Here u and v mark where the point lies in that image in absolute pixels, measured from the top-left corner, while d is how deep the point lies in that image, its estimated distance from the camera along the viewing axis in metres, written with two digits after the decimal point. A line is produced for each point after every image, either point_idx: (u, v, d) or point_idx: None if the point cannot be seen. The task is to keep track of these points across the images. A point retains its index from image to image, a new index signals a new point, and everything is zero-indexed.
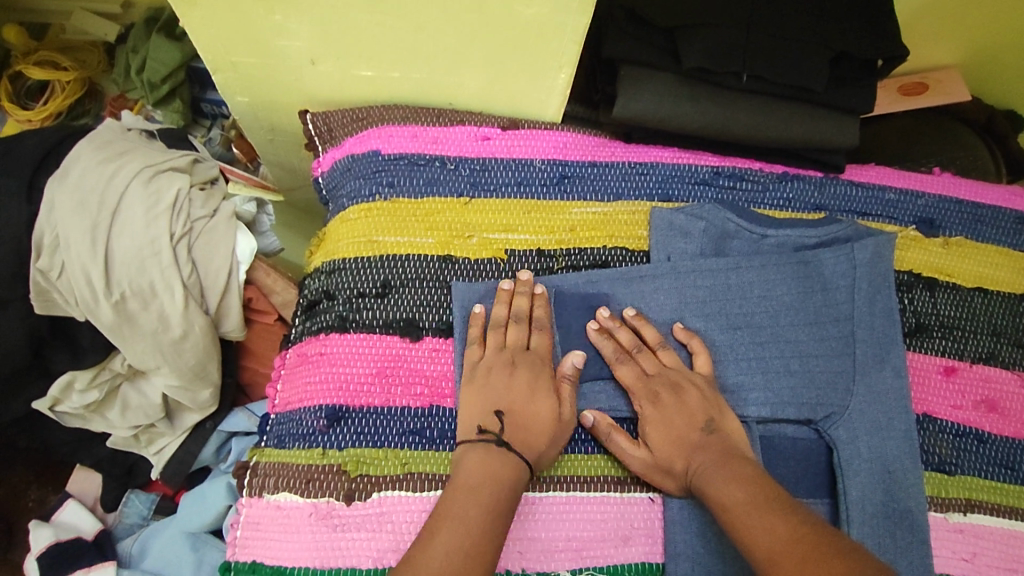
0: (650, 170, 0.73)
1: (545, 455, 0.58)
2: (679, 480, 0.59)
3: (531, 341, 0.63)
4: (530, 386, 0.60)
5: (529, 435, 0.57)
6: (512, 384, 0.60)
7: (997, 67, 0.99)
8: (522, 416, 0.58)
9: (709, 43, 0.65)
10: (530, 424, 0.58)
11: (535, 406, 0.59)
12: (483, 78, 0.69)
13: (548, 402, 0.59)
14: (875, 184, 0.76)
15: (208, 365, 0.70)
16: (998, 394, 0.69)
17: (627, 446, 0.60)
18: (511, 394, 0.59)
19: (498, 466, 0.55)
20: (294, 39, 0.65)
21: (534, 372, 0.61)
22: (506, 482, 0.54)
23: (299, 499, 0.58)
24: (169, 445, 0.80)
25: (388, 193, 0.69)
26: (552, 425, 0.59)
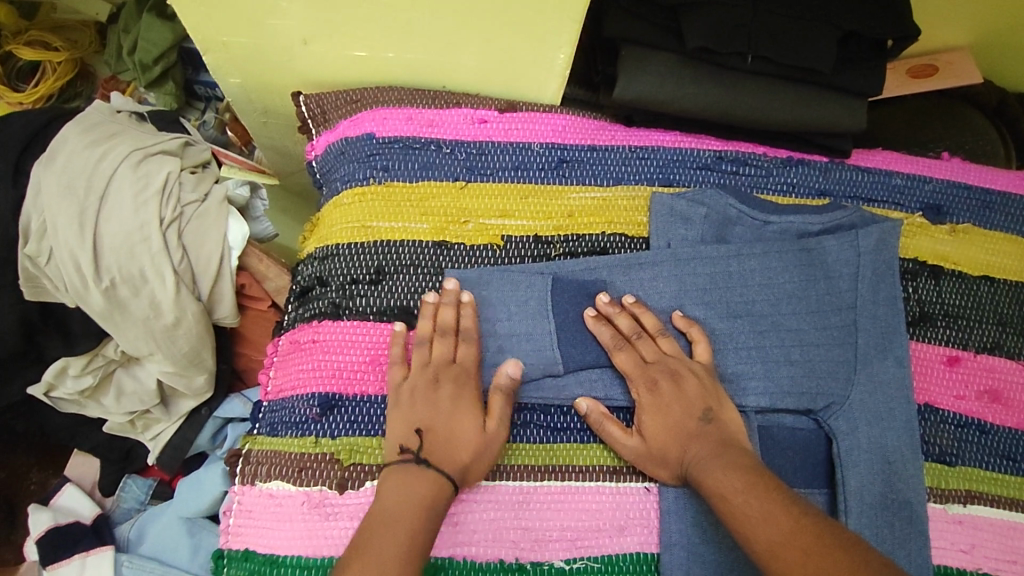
0: (650, 155, 0.71)
1: (474, 472, 0.56)
2: (675, 470, 0.58)
3: (456, 354, 0.60)
4: (453, 403, 0.58)
5: (450, 453, 0.55)
6: (436, 400, 0.58)
7: (1010, 49, 0.97)
8: (442, 433, 0.56)
9: (712, 23, 0.62)
10: (454, 440, 0.56)
11: (458, 423, 0.57)
12: (481, 58, 0.67)
13: (473, 417, 0.57)
14: (882, 170, 0.74)
15: (202, 351, 0.70)
16: (1001, 384, 0.68)
17: (624, 438, 0.59)
18: (434, 412, 0.57)
19: (415, 488, 0.53)
20: (286, 17, 0.63)
21: (457, 386, 0.59)
22: (424, 504, 0.52)
23: (292, 488, 0.58)
24: (165, 431, 0.80)
25: (383, 176, 0.67)
26: (477, 441, 0.57)
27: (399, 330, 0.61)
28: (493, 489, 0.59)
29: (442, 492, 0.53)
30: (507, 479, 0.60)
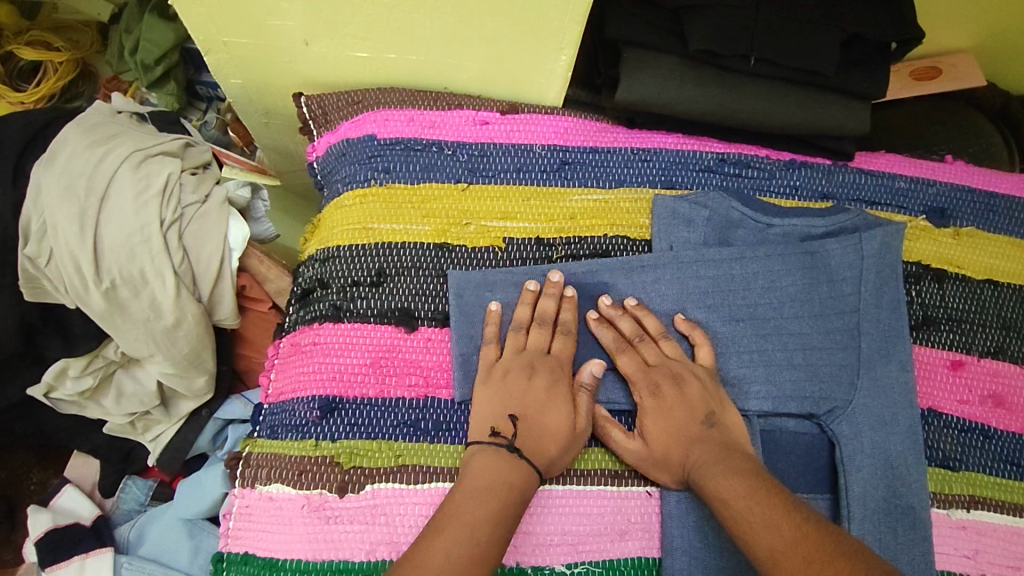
0: (653, 157, 0.71)
1: (558, 461, 0.57)
2: (677, 474, 0.58)
3: (552, 348, 0.61)
4: (547, 392, 0.58)
5: (542, 442, 0.56)
6: (530, 388, 0.58)
7: (1014, 52, 0.96)
8: (536, 420, 0.57)
9: (716, 25, 0.62)
10: (545, 429, 0.56)
11: (552, 413, 0.57)
12: (481, 60, 0.67)
13: (563, 408, 0.58)
14: (885, 172, 0.74)
15: (202, 352, 0.69)
16: (1006, 389, 0.67)
17: (627, 442, 0.59)
18: (528, 398, 0.58)
19: (507, 469, 0.53)
20: (287, 18, 0.63)
21: (555, 379, 0.59)
22: (514, 488, 0.53)
23: (292, 491, 0.58)
24: (165, 433, 0.80)
25: (384, 178, 0.67)
26: (566, 433, 0.57)
27: (496, 311, 0.62)
28: None
29: (529, 479, 0.54)
30: None
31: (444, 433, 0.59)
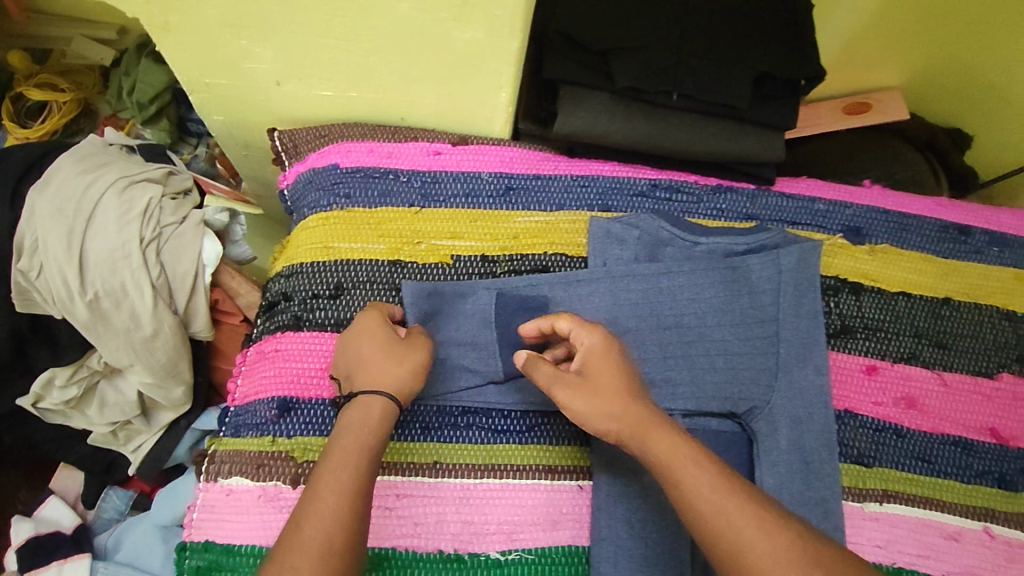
0: (590, 183, 0.78)
1: (394, 374, 0.58)
2: (613, 412, 0.56)
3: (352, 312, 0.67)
4: (357, 332, 0.63)
5: (369, 374, 0.58)
6: (346, 341, 0.63)
7: (936, 88, 1.05)
8: (356, 357, 0.61)
9: (638, 66, 0.70)
10: (360, 363, 0.60)
11: (363, 350, 0.60)
12: (433, 98, 0.74)
13: (376, 338, 0.61)
14: (805, 196, 0.80)
15: (179, 362, 0.77)
16: (917, 391, 0.73)
17: (568, 395, 0.57)
18: (348, 353, 0.62)
19: (349, 417, 0.56)
20: (260, 61, 0.72)
21: (359, 321, 0.64)
22: (357, 431, 0.55)
23: (250, 483, 0.63)
24: (146, 442, 0.87)
25: (345, 203, 0.74)
26: (385, 350, 0.60)
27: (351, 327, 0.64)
28: (438, 485, 0.64)
29: (372, 412, 0.56)
30: (450, 476, 0.65)
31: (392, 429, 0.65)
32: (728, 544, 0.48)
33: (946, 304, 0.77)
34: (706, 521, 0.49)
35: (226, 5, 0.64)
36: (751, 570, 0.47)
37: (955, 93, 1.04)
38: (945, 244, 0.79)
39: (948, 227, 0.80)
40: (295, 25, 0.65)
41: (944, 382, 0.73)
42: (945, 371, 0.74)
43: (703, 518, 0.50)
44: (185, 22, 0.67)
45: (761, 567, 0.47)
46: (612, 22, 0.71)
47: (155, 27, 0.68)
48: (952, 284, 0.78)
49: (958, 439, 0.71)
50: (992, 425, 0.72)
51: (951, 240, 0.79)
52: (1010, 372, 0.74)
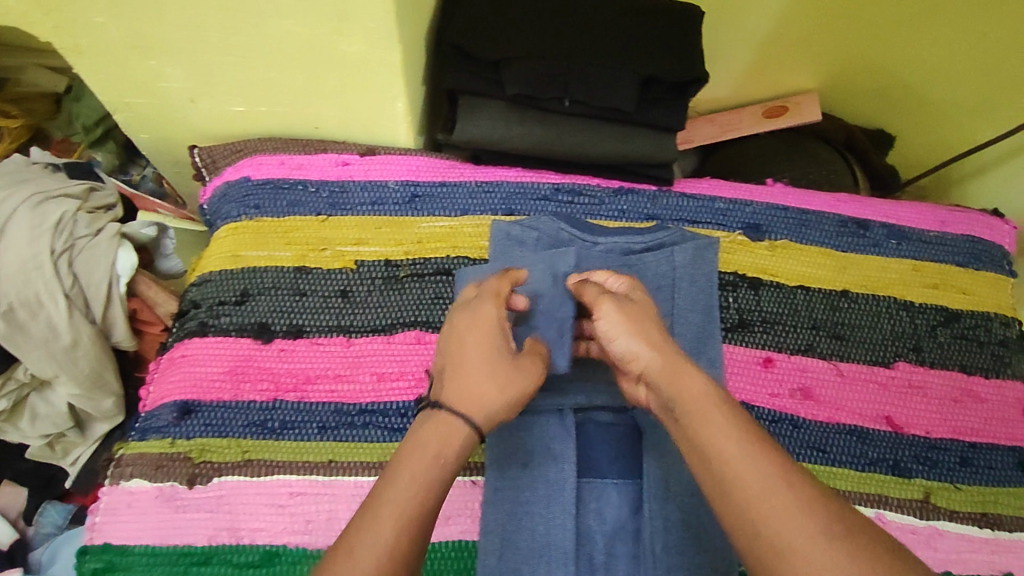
0: (495, 189, 0.80)
1: (490, 397, 0.54)
2: (641, 332, 0.58)
3: (477, 291, 0.61)
4: (470, 324, 0.57)
5: (466, 380, 0.54)
6: (456, 332, 0.58)
7: (854, 92, 1.06)
8: (459, 359, 0.56)
9: (527, 73, 0.72)
10: (468, 365, 0.55)
11: (471, 350, 0.56)
12: (335, 110, 0.77)
13: (489, 338, 0.57)
14: (706, 195, 0.82)
15: (104, 372, 0.80)
16: (814, 381, 0.74)
17: (611, 308, 0.60)
18: (457, 353, 0.56)
19: (436, 426, 0.52)
20: (173, 81, 0.76)
21: (476, 317, 0.57)
22: (443, 451, 0.51)
23: (148, 483, 0.65)
24: (84, 454, 0.92)
25: (254, 213, 0.77)
26: (494, 366, 0.55)
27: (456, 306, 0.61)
28: (332, 484, 0.66)
29: (460, 438, 0.52)
30: (344, 474, 0.67)
31: (289, 431, 0.68)
32: (734, 481, 0.45)
33: (844, 296, 0.78)
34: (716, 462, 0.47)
35: (131, 27, 0.68)
36: (755, 515, 0.43)
37: (874, 96, 1.06)
38: (845, 238, 0.80)
39: (847, 222, 0.81)
40: (194, 43, 0.69)
41: (840, 372, 0.75)
42: (842, 362, 0.75)
43: (716, 459, 0.47)
44: (93, 44, 0.71)
45: (764, 511, 0.43)
46: (504, 33, 0.73)
47: (66, 51, 0.72)
48: (851, 277, 0.79)
49: (854, 428, 0.72)
50: (888, 413, 0.73)
51: (850, 234, 0.81)
52: (906, 361, 0.76)
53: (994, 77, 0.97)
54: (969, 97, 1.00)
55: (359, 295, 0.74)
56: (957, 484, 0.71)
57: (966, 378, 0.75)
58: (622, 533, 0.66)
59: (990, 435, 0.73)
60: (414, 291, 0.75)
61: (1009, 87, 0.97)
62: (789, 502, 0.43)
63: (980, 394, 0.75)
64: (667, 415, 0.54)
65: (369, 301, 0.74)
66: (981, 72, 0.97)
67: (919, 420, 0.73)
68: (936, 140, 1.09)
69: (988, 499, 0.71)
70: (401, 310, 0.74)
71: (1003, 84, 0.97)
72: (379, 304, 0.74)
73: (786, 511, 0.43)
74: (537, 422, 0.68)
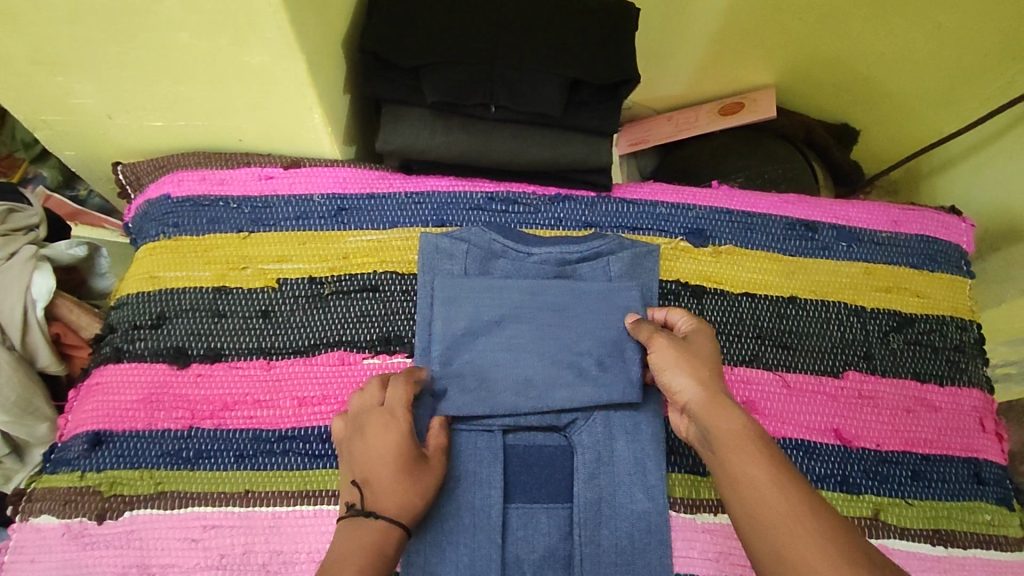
0: (425, 200, 0.77)
1: (411, 497, 0.56)
2: (693, 369, 0.59)
3: (385, 397, 0.60)
4: (381, 427, 0.58)
5: (389, 496, 0.55)
6: (367, 445, 0.57)
7: (813, 86, 1.02)
8: (371, 465, 0.56)
9: (447, 80, 0.69)
10: (390, 477, 0.56)
11: (387, 467, 0.56)
12: (255, 122, 0.74)
13: (399, 452, 0.57)
14: (647, 200, 0.78)
15: (33, 397, 0.76)
16: (758, 394, 0.70)
17: (663, 343, 0.62)
18: (367, 461, 0.57)
19: (363, 532, 0.53)
20: (85, 96, 0.71)
21: (387, 425, 0.58)
22: (380, 550, 0.53)
23: (55, 520, 0.63)
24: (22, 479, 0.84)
25: (173, 232, 0.74)
26: (406, 467, 0.57)
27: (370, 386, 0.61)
28: (248, 515, 0.63)
29: (390, 535, 0.54)
30: (262, 505, 0.64)
31: (204, 460, 0.65)
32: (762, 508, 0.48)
33: (792, 302, 0.74)
34: (749, 492, 0.50)
35: (29, 43, 0.63)
36: (773, 536, 0.47)
37: (835, 89, 1.02)
38: (793, 242, 0.77)
39: (794, 224, 0.77)
40: (98, 57, 0.65)
41: (786, 384, 0.71)
42: (788, 372, 0.71)
43: (745, 484, 0.50)
44: None
45: (787, 535, 0.46)
46: (426, 38, 0.70)
47: None
48: (799, 282, 0.75)
49: (800, 442, 0.69)
50: (836, 426, 0.70)
51: (798, 237, 0.77)
52: (857, 370, 0.72)
53: (953, 67, 0.93)
54: (929, 88, 0.97)
55: (280, 316, 0.71)
56: (909, 499, 0.67)
57: (919, 386, 0.72)
58: (552, 560, 0.63)
59: (943, 446, 0.70)
60: (338, 309, 0.71)
61: (969, 77, 0.94)
62: (814, 532, 0.46)
63: (934, 403, 0.72)
64: (703, 445, 0.56)
65: (291, 320, 0.71)
66: (940, 62, 0.93)
67: (869, 432, 0.70)
68: (899, 134, 1.06)
69: (940, 514, 0.67)
70: (324, 330, 0.71)
71: (962, 74, 0.93)
72: (302, 323, 0.71)
73: (809, 537, 0.45)
74: (459, 445, 0.65)
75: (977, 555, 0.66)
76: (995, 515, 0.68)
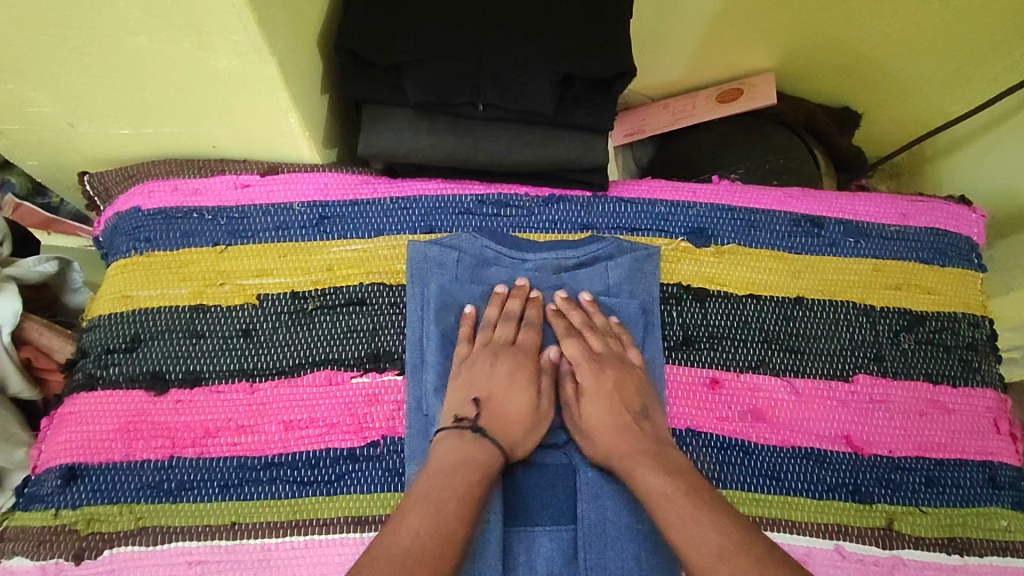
0: (413, 205, 0.73)
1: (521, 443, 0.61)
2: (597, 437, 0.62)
3: (517, 336, 0.66)
4: (508, 375, 0.63)
5: (507, 433, 0.60)
6: (495, 375, 0.63)
7: (814, 70, 0.98)
8: (496, 399, 0.62)
9: (432, 78, 0.64)
10: (510, 414, 0.61)
11: (513, 403, 0.62)
12: (227, 128, 0.69)
13: (524, 391, 0.63)
14: (645, 199, 0.74)
15: (7, 425, 0.72)
16: (764, 402, 0.67)
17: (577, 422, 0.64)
18: (491, 383, 0.62)
19: (473, 450, 0.58)
20: (41, 105, 0.66)
21: (513, 365, 0.64)
22: (482, 465, 0.57)
23: (29, 562, 0.59)
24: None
25: (144, 248, 0.70)
26: (526, 416, 0.62)
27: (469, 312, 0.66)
28: (235, 548, 0.60)
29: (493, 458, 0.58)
30: (250, 538, 0.60)
31: (187, 491, 0.62)
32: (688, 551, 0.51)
33: (799, 303, 0.71)
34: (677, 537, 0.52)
35: None
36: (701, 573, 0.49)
37: (836, 72, 0.97)
38: (799, 239, 0.73)
39: (800, 220, 0.74)
40: (50, 65, 0.59)
41: (794, 390, 0.68)
42: (796, 378, 0.69)
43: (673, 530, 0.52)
44: None
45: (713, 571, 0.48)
46: (409, 32, 0.65)
47: None
48: (806, 282, 0.72)
49: (810, 451, 0.66)
50: (847, 433, 0.67)
51: (804, 234, 0.73)
52: (867, 373, 0.69)
53: (959, 46, 0.89)
54: (933, 69, 0.93)
55: (262, 334, 0.67)
56: (923, 507, 0.65)
57: (931, 389, 0.70)
58: None
59: (956, 450, 0.68)
60: (324, 325, 0.68)
61: (974, 58, 0.90)
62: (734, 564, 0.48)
63: (947, 405, 0.69)
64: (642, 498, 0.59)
65: (274, 338, 0.67)
66: (946, 44, 0.89)
67: (881, 438, 0.67)
68: (902, 117, 1.02)
69: (955, 522, 0.65)
70: (309, 347, 0.67)
71: (967, 54, 0.90)
72: (285, 341, 0.67)
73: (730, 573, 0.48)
74: None
75: (994, 563, 0.64)
76: (1011, 521, 0.66)
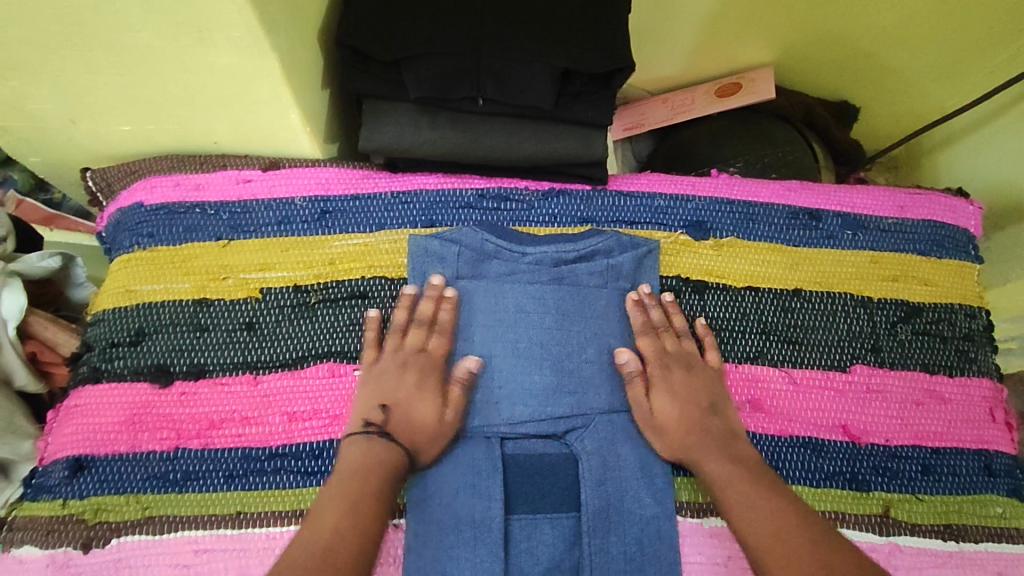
0: (412, 199, 0.73)
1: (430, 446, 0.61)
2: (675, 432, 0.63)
3: (427, 342, 0.65)
4: (415, 386, 0.62)
5: (416, 440, 0.61)
6: (398, 385, 0.62)
7: (813, 63, 0.98)
8: (405, 407, 0.62)
9: (431, 73, 0.65)
10: (412, 419, 0.61)
11: (410, 411, 0.61)
12: (228, 123, 0.70)
13: (428, 397, 0.62)
14: (644, 192, 0.75)
15: (14, 417, 0.72)
16: (764, 393, 0.68)
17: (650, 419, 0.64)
18: (395, 390, 0.62)
19: (374, 455, 0.58)
20: (42, 101, 0.66)
21: (417, 373, 0.63)
22: (390, 469, 0.58)
23: (38, 551, 0.61)
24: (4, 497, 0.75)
25: (148, 243, 0.71)
26: (430, 421, 0.61)
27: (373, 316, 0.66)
28: (240, 537, 0.61)
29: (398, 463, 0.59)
30: (254, 527, 0.61)
31: (192, 482, 0.63)
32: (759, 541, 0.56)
33: (797, 295, 0.72)
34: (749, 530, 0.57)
35: None
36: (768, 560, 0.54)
37: (834, 65, 0.98)
38: (797, 231, 0.74)
39: (798, 213, 0.74)
40: (53, 62, 0.60)
41: (793, 380, 0.69)
42: (795, 368, 0.69)
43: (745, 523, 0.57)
44: None
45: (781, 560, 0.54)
46: (407, 28, 0.66)
47: None
48: (804, 274, 0.73)
49: (808, 441, 0.67)
50: (845, 422, 0.68)
51: (802, 227, 0.74)
52: (865, 363, 0.70)
53: (956, 39, 0.89)
54: (931, 62, 0.93)
55: (265, 327, 0.68)
56: (920, 495, 0.66)
57: (928, 379, 0.70)
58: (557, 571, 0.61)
59: (953, 438, 0.69)
60: (327, 318, 0.68)
61: (972, 51, 0.90)
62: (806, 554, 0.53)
63: (944, 394, 0.70)
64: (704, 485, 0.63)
65: (277, 332, 0.68)
66: (943, 37, 0.89)
67: (878, 427, 0.68)
68: (901, 110, 1.02)
69: (951, 509, 0.66)
70: (311, 340, 0.68)
71: (965, 47, 0.90)
72: (289, 335, 0.68)
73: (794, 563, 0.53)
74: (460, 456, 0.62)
75: (990, 549, 0.65)
76: (1006, 508, 0.67)
